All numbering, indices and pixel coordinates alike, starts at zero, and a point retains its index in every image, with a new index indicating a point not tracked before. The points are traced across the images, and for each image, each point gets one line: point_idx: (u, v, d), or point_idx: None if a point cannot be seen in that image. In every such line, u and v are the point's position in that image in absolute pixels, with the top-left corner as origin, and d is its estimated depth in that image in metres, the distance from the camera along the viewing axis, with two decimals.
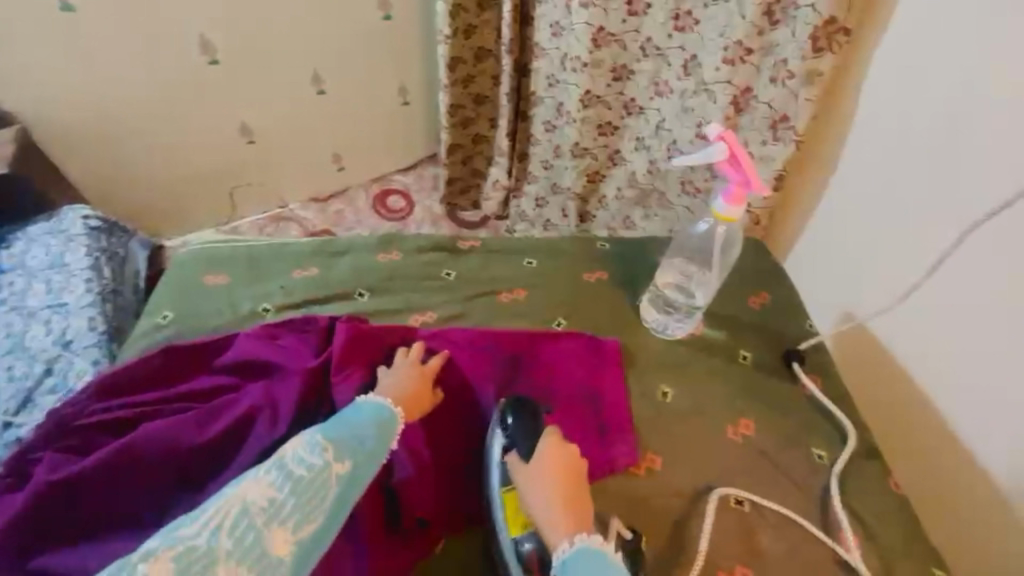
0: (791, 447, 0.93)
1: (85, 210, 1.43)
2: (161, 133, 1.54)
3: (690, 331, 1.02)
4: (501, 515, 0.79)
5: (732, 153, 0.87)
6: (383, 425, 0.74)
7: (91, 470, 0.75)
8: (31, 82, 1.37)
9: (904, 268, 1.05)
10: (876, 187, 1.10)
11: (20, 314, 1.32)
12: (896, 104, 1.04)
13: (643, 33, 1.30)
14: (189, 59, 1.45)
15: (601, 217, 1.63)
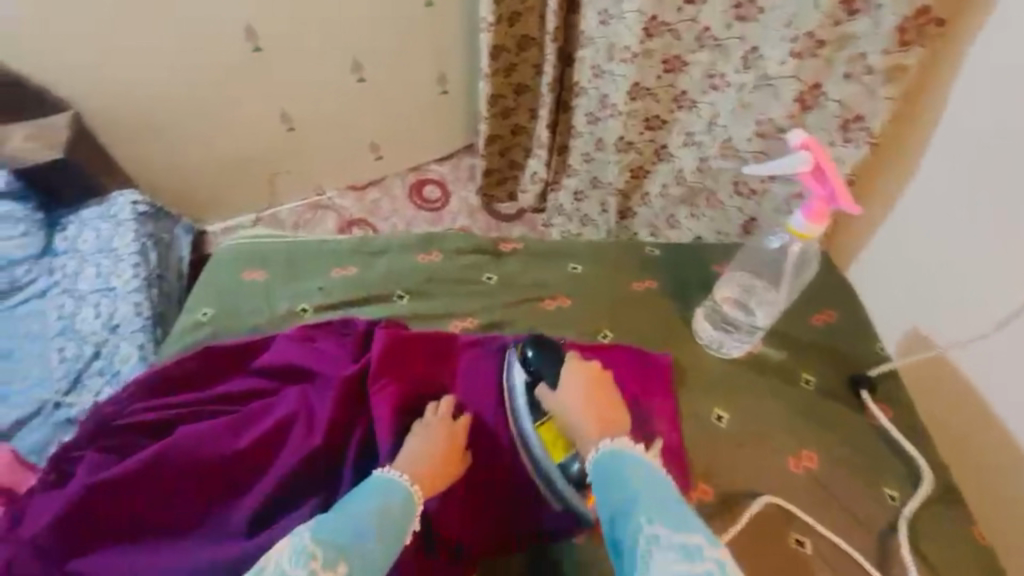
0: (858, 483, 0.86)
1: (134, 195, 1.45)
2: (204, 121, 1.54)
3: (746, 350, 0.95)
4: (538, 447, 0.80)
5: (818, 164, 0.80)
6: (388, 513, 0.64)
7: (130, 472, 0.74)
8: (83, 69, 1.38)
9: (996, 292, 0.95)
10: (965, 200, 0.99)
11: (71, 297, 1.35)
12: (994, 110, 0.94)
13: (700, 22, 1.20)
14: (233, 46, 1.44)
15: (643, 215, 1.56)
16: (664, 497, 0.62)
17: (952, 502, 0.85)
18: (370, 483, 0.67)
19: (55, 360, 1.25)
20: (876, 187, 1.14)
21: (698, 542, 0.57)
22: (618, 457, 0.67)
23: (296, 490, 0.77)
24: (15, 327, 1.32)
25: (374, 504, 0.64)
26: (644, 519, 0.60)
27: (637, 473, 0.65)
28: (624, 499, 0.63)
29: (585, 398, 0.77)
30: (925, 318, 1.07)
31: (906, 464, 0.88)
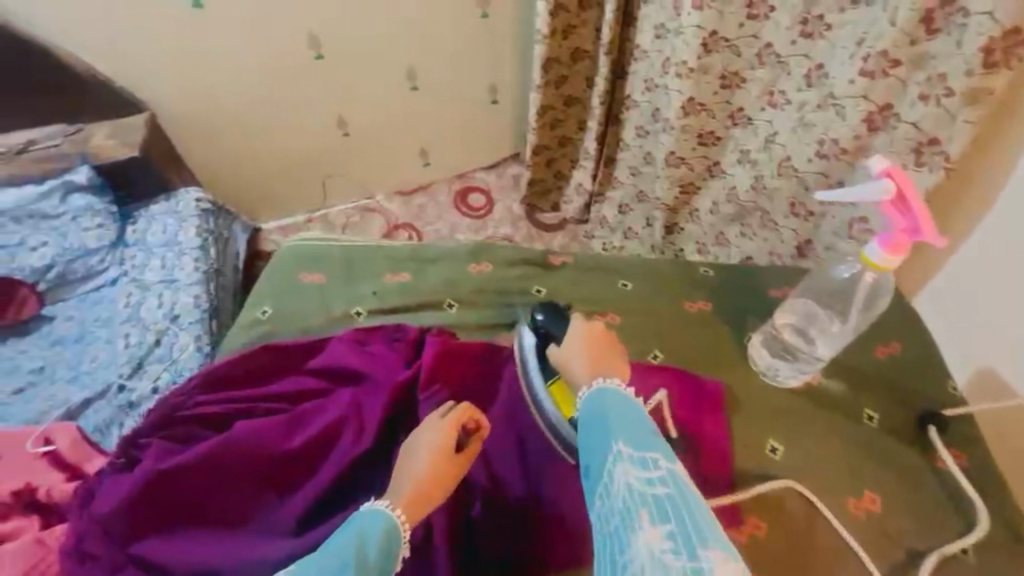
0: (925, 530, 0.80)
1: (199, 191, 1.53)
2: (270, 125, 1.63)
3: (805, 380, 0.91)
4: (550, 404, 0.79)
5: (901, 193, 0.76)
6: (367, 550, 0.59)
7: (192, 463, 0.78)
8: (163, 73, 1.48)
9: None
10: None
11: (137, 287, 1.43)
12: None
13: (762, 38, 1.18)
14: (297, 54, 1.51)
15: (690, 231, 1.53)
16: (632, 417, 0.64)
17: None
18: (349, 524, 0.62)
19: (122, 345, 1.33)
20: (953, 216, 1.08)
21: (657, 455, 0.59)
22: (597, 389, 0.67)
23: (345, 491, 0.79)
24: (91, 313, 1.42)
25: (351, 535, 0.60)
26: (609, 437, 0.62)
27: (608, 402, 0.66)
28: (595, 419, 0.64)
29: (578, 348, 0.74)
30: (1001, 358, 1.01)
31: (971, 515, 0.82)
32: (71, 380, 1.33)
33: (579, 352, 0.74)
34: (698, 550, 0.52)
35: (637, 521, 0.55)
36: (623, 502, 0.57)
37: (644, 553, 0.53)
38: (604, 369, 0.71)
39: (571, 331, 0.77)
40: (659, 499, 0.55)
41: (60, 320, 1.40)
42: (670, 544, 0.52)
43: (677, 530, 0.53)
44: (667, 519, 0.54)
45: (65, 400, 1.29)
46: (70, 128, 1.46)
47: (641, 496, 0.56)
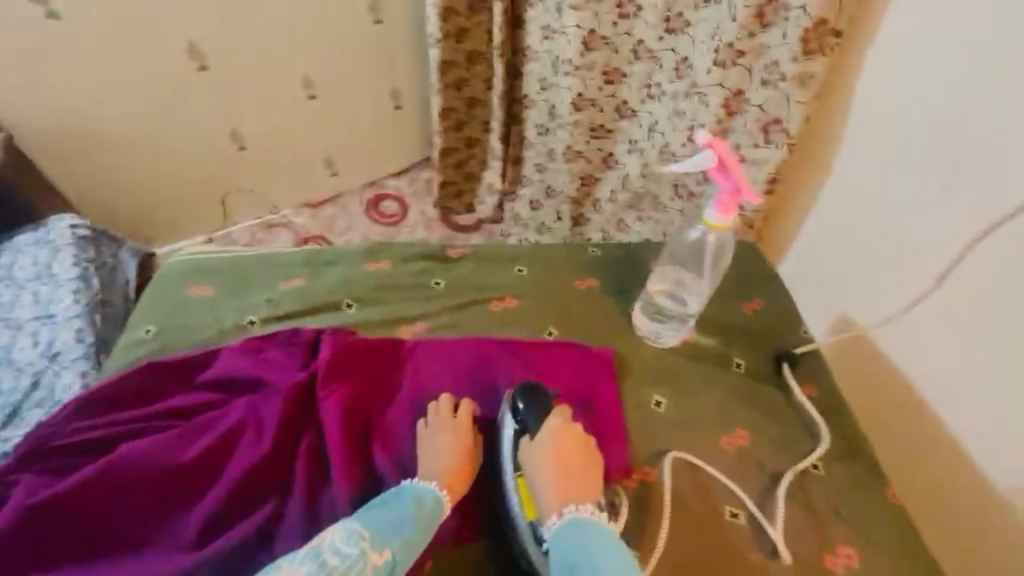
0: (784, 454, 0.92)
1: (74, 218, 1.41)
2: (154, 143, 1.53)
3: (682, 337, 1.01)
4: (514, 498, 0.81)
5: (723, 161, 0.87)
6: (424, 504, 0.74)
7: (71, 491, 0.72)
8: (23, 90, 1.36)
9: (914, 276, 1.01)
10: (877, 193, 1.06)
11: (6, 326, 1.31)
12: (896, 106, 1.01)
13: (635, 34, 1.28)
14: (176, 66, 1.43)
15: (595, 220, 1.61)
16: (618, 568, 0.68)
17: (874, 471, 0.92)
18: (406, 487, 0.76)
19: None
20: (798, 184, 1.22)
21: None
22: (577, 527, 0.73)
23: (246, 500, 0.76)
24: None
25: (411, 499, 0.74)
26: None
27: (596, 545, 0.71)
28: (581, 569, 0.69)
29: (554, 455, 0.80)
30: (848, 302, 1.15)
31: (817, 431, 0.95)
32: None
33: (556, 464, 0.79)
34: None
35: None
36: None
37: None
38: (573, 494, 0.78)
39: (546, 432, 0.82)
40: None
41: None
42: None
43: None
44: None
45: None
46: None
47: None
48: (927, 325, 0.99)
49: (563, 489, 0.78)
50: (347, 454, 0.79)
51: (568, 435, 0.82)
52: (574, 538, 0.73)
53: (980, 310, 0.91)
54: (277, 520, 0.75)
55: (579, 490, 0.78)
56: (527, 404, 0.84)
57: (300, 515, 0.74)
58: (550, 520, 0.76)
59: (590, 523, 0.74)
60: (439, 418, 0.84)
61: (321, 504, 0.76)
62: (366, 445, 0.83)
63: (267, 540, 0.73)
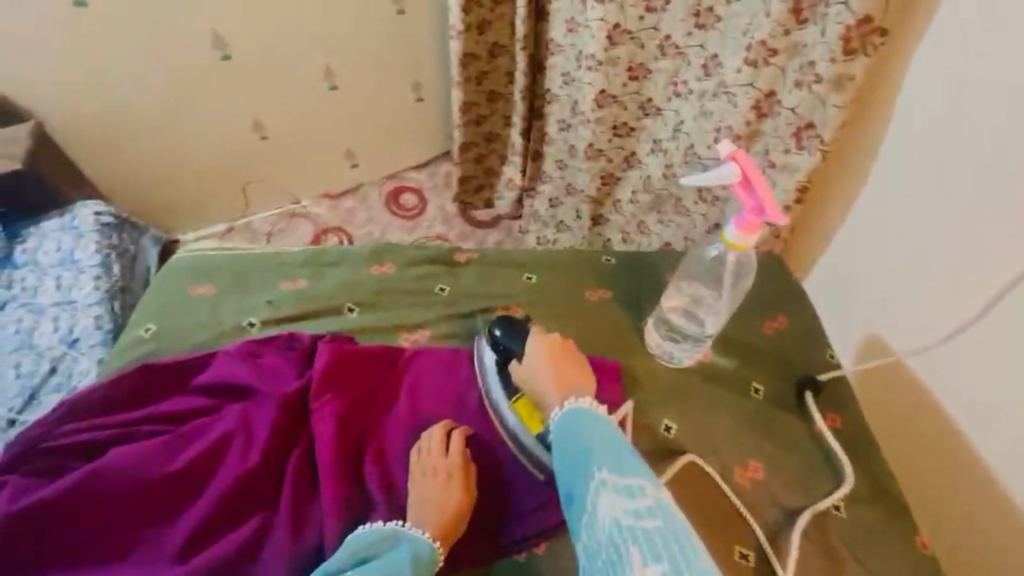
0: (802, 491, 0.86)
1: (99, 205, 1.41)
2: (177, 131, 1.53)
3: (698, 358, 0.95)
4: (516, 422, 0.81)
5: (747, 176, 0.80)
6: (420, 557, 0.66)
7: (58, 497, 0.71)
8: (48, 77, 1.35)
9: (917, 330, 0.99)
10: (890, 237, 1.03)
11: (30, 311, 1.32)
12: (920, 150, 0.96)
13: (662, 30, 1.21)
14: (200, 54, 1.42)
15: (614, 221, 1.55)
16: (613, 444, 0.66)
17: (900, 510, 0.85)
18: (396, 539, 0.68)
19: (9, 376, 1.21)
20: (829, 194, 1.14)
21: (641, 482, 0.61)
22: (574, 410, 0.71)
23: (234, 512, 0.74)
24: None
25: (408, 551, 0.66)
26: (590, 462, 0.64)
27: (590, 424, 0.68)
28: (575, 450, 0.66)
29: (547, 362, 0.79)
30: (880, 327, 1.06)
31: (840, 472, 0.88)
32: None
33: (549, 370, 0.78)
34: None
35: (628, 563, 0.55)
36: (610, 536, 0.57)
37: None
38: (573, 390, 0.76)
39: (533, 346, 0.82)
40: (648, 534, 0.56)
41: None
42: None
43: (668, 568, 0.53)
44: (654, 555, 0.54)
45: None
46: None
47: (629, 531, 0.56)
48: (966, 356, 0.90)
49: (562, 386, 0.76)
50: (336, 468, 0.76)
51: (552, 344, 0.82)
52: (565, 413, 0.71)
53: (990, 369, 0.87)
54: (262, 538, 0.72)
55: (578, 389, 0.76)
56: (505, 331, 0.86)
57: (285, 533, 0.71)
58: (556, 410, 0.73)
59: (582, 402, 0.72)
60: (434, 450, 0.79)
61: (308, 522, 0.73)
62: (359, 457, 0.80)
63: (249, 557, 0.70)
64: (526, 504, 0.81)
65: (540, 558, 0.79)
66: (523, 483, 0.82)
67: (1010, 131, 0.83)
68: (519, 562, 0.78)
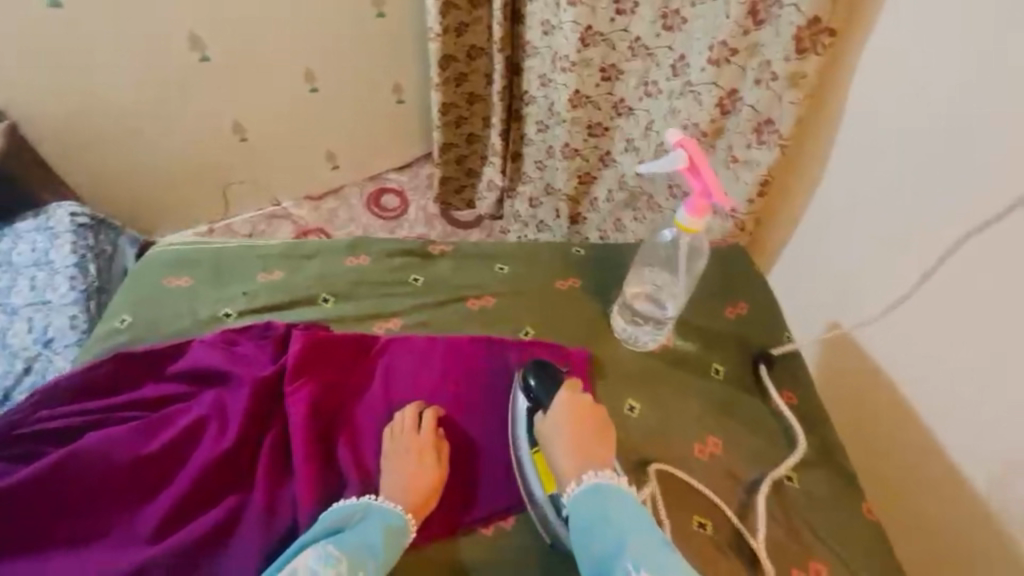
0: (760, 464, 0.91)
1: (74, 206, 1.41)
2: (156, 132, 1.53)
3: (660, 342, 1.00)
4: (533, 474, 0.81)
5: (693, 162, 0.86)
6: (395, 525, 0.72)
7: (33, 481, 0.73)
8: (24, 78, 1.36)
9: (877, 303, 1.03)
10: (849, 215, 1.06)
11: (4, 312, 1.30)
12: (875, 128, 0.99)
13: (631, 32, 1.25)
14: (179, 56, 1.43)
15: (592, 220, 1.59)
16: (649, 541, 0.69)
17: (851, 482, 0.91)
18: (372, 511, 0.73)
19: None
20: (788, 186, 1.18)
21: None
22: (598, 492, 0.74)
23: (209, 493, 0.76)
24: None
25: (380, 522, 0.72)
26: (630, 563, 0.66)
27: (622, 516, 0.72)
28: (612, 549, 0.69)
29: (570, 428, 0.80)
30: (843, 308, 1.10)
31: (793, 437, 0.94)
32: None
33: (574, 439, 0.80)
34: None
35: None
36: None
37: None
38: (591, 464, 0.78)
39: (560, 404, 0.83)
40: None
41: None
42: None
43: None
44: None
45: None
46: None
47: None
48: (921, 328, 0.95)
49: (580, 459, 0.78)
50: (307, 446, 0.78)
51: (580, 407, 0.83)
52: (597, 504, 0.73)
53: (947, 341, 0.91)
54: (235, 517, 0.73)
55: (595, 462, 0.78)
56: (539, 382, 0.86)
57: (259, 511, 0.73)
58: (571, 487, 0.77)
59: (615, 493, 0.74)
60: (407, 429, 0.82)
61: (279, 502, 0.75)
62: (331, 438, 0.82)
63: (222, 536, 0.72)
64: (495, 483, 0.83)
65: (506, 531, 0.81)
66: (492, 463, 0.85)
67: (955, 109, 0.87)
68: (486, 537, 0.80)
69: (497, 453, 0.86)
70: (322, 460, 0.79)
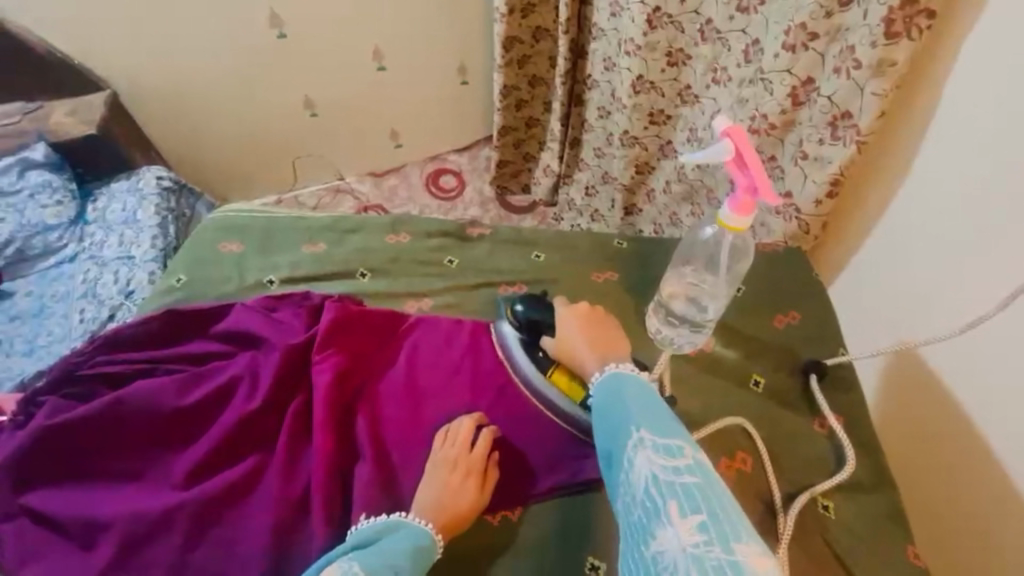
0: (789, 487, 0.84)
1: (160, 170, 1.52)
2: (236, 105, 1.62)
3: (698, 346, 0.95)
4: (554, 393, 0.86)
5: (741, 154, 0.80)
6: (419, 547, 0.67)
7: (86, 419, 0.80)
8: (125, 51, 1.47)
9: (951, 317, 0.92)
10: (932, 221, 0.94)
11: (95, 263, 1.41)
12: (975, 125, 0.86)
13: (702, 14, 1.16)
14: (259, 32, 1.50)
15: (647, 212, 1.51)
16: (652, 405, 0.67)
17: (897, 518, 0.83)
18: (396, 529, 0.69)
19: (74, 320, 1.31)
20: (860, 190, 1.06)
21: (679, 443, 0.61)
22: (613, 377, 0.72)
23: (233, 449, 0.80)
24: (48, 288, 1.39)
25: (407, 541, 0.67)
26: (631, 426, 0.64)
27: (630, 386, 0.70)
28: (616, 410, 0.67)
29: (585, 328, 0.82)
30: (897, 323, 1.02)
31: (841, 454, 0.87)
32: (25, 353, 1.29)
33: (587, 336, 0.81)
34: (731, 545, 0.51)
35: (665, 515, 0.55)
36: (647, 490, 0.58)
37: (675, 547, 0.52)
38: (611, 354, 0.78)
39: (573, 311, 0.85)
40: (686, 489, 0.56)
41: (19, 296, 1.38)
42: (702, 538, 0.52)
43: (708, 520, 0.53)
44: (695, 508, 0.54)
45: (19, 372, 1.28)
46: (31, 105, 1.47)
47: (667, 486, 0.57)
48: (956, 371, 0.89)
49: (600, 351, 0.78)
50: (327, 423, 0.80)
51: (579, 317, 0.84)
52: (612, 386, 0.71)
53: None
54: (255, 480, 0.78)
55: (616, 352, 0.78)
56: (527, 305, 0.91)
57: (277, 478, 0.77)
58: (595, 375, 0.75)
59: (627, 376, 0.71)
60: (460, 441, 0.80)
61: (297, 474, 0.78)
62: (382, 438, 0.83)
63: (238, 493, 0.76)
64: (508, 478, 0.82)
65: (512, 522, 0.80)
66: (509, 456, 0.84)
67: None
68: (491, 527, 0.80)
69: (512, 438, 0.85)
70: (343, 435, 0.82)
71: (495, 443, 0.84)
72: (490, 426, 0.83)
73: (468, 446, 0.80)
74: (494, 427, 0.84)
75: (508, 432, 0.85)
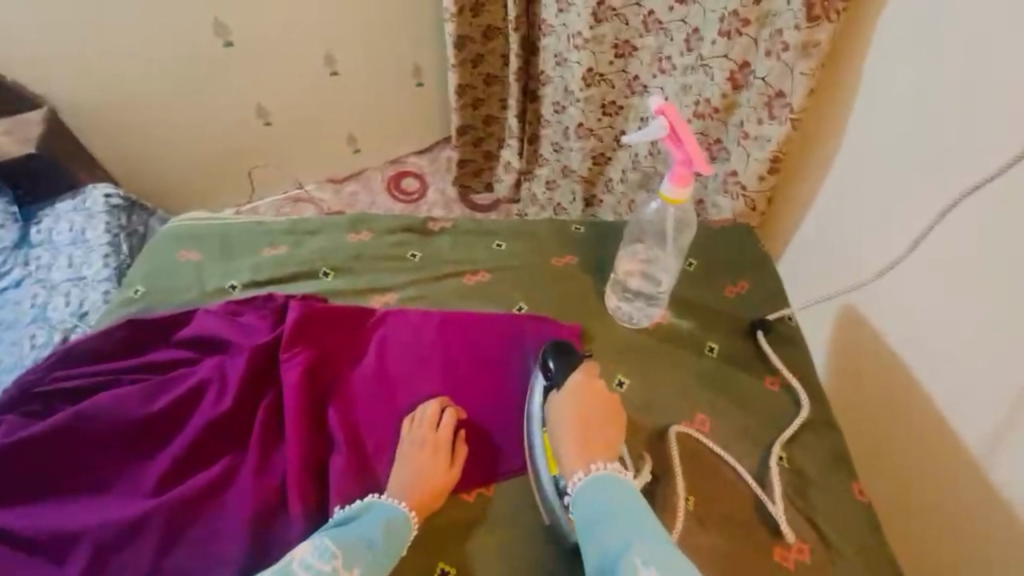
0: (745, 443, 0.89)
1: (108, 187, 1.48)
2: (185, 117, 1.59)
3: (654, 319, 1.00)
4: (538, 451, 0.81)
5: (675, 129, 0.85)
6: (393, 520, 0.72)
7: (49, 434, 0.78)
8: (62, 66, 1.43)
9: (868, 263, 1.02)
10: (849, 176, 1.04)
11: (43, 287, 1.36)
12: (884, 89, 0.95)
13: (645, 6, 1.20)
14: (204, 41, 1.48)
15: (607, 202, 1.55)
16: (653, 535, 0.66)
17: (846, 463, 0.89)
18: (371, 508, 0.73)
19: (23, 348, 1.25)
20: (798, 164, 1.13)
21: None
22: (600, 483, 0.73)
23: (206, 452, 0.80)
24: None
25: (381, 516, 0.72)
26: (635, 561, 0.63)
27: (624, 507, 0.70)
28: (616, 545, 0.66)
29: (577, 412, 0.81)
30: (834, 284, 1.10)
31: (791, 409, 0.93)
32: None
33: (578, 424, 0.80)
34: None
35: None
36: None
37: None
38: (598, 454, 0.78)
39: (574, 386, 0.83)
40: None
41: None
42: None
43: None
44: None
45: None
46: None
47: None
48: (881, 311, 0.98)
49: (588, 448, 0.78)
50: (300, 415, 0.81)
51: (590, 394, 0.83)
52: (600, 495, 0.72)
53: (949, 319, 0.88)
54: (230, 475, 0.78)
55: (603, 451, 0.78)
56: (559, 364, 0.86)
57: (253, 468, 0.77)
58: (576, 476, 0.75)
59: (619, 482, 0.74)
60: (426, 422, 0.83)
61: (272, 464, 0.79)
62: (354, 427, 0.84)
63: (214, 493, 0.76)
64: (479, 455, 0.85)
65: (488, 498, 0.82)
66: (481, 434, 0.86)
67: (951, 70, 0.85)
68: (469, 504, 0.82)
69: (481, 418, 0.88)
70: (317, 426, 0.83)
71: (464, 422, 0.87)
72: (455, 407, 0.87)
73: (433, 427, 0.83)
74: (460, 409, 0.87)
75: (477, 411, 0.88)
